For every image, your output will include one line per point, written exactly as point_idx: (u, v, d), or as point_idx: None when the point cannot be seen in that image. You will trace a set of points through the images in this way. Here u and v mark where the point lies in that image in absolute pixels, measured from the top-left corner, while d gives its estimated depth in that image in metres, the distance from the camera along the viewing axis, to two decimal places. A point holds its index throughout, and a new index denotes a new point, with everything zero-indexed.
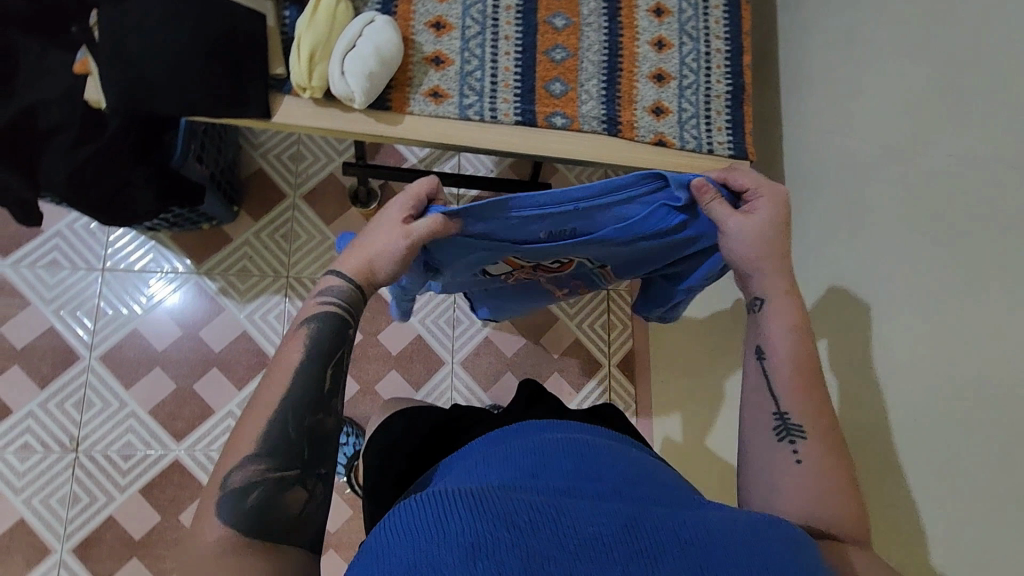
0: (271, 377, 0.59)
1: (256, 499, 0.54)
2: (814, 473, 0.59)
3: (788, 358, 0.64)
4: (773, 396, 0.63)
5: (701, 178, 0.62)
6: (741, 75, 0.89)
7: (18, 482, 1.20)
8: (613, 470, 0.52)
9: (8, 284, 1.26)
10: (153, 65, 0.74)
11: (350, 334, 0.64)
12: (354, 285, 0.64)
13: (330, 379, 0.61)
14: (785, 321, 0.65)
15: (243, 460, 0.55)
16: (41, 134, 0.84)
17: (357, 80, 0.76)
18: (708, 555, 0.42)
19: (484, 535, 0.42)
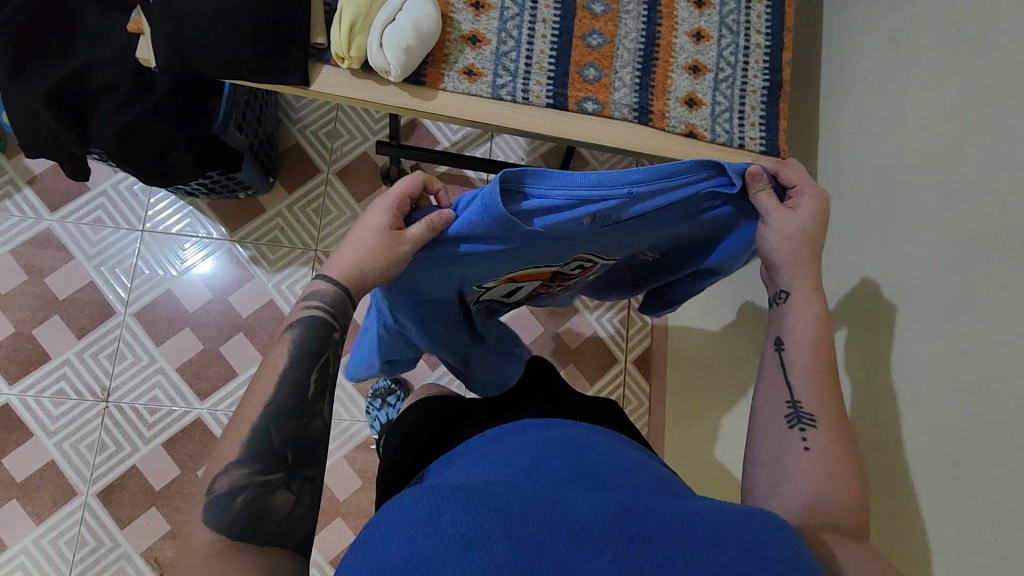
0: (258, 385, 0.60)
1: (243, 502, 0.54)
2: (823, 460, 0.60)
3: (808, 346, 0.65)
4: (789, 386, 0.64)
5: (756, 166, 0.61)
6: (779, 71, 0.88)
7: (52, 425, 1.26)
8: (606, 470, 0.53)
9: (54, 237, 1.33)
10: (200, 28, 0.77)
11: (335, 338, 0.64)
12: (338, 290, 0.64)
13: (314, 384, 0.61)
14: (806, 313, 0.66)
15: (227, 466, 0.55)
16: (93, 92, 0.88)
17: (394, 53, 0.78)
18: (697, 541, 0.43)
19: (477, 526, 0.41)
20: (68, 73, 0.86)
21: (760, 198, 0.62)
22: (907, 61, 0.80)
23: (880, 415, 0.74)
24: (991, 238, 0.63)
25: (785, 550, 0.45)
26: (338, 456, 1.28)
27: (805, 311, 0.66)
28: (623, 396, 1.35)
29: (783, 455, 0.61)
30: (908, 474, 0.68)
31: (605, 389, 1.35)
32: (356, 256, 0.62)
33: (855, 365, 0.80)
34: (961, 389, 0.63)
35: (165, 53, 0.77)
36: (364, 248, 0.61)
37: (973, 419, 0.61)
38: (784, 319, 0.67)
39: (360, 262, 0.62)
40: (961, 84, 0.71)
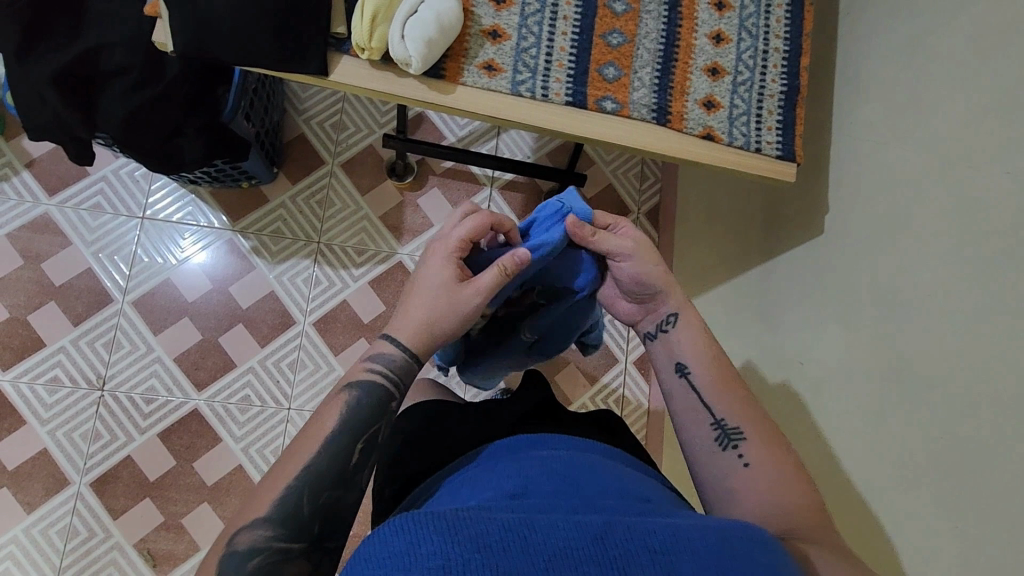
0: (304, 442, 0.61)
1: (258, 565, 0.56)
2: (764, 471, 0.63)
3: (709, 362, 0.70)
4: (707, 408, 0.67)
5: (575, 218, 0.68)
6: (798, 76, 0.88)
7: (45, 413, 1.24)
8: (593, 488, 0.55)
9: (52, 223, 1.31)
10: (219, 15, 0.76)
11: (391, 407, 0.66)
12: (401, 350, 0.66)
13: (359, 455, 0.62)
14: (697, 324, 0.72)
15: (253, 523, 0.57)
16: (102, 75, 0.87)
17: (416, 45, 0.77)
18: (677, 559, 0.44)
19: (455, 558, 0.42)
20: (77, 57, 0.85)
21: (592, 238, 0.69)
22: (922, 70, 0.81)
23: (888, 421, 0.74)
24: (1008, 247, 0.63)
25: (767, 564, 0.48)
26: None
27: (695, 324, 0.72)
28: (623, 398, 1.35)
29: (724, 476, 0.64)
30: (916, 478, 0.69)
31: (604, 389, 1.35)
32: (421, 302, 0.66)
33: (862, 371, 0.80)
34: (976, 397, 0.63)
35: (181, 38, 0.76)
36: (426, 290, 0.66)
37: (986, 424, 0.62)
38: (679, 342, 0.72)
39: (428, 318, 0.66)
40: (982, 92, 0.71)
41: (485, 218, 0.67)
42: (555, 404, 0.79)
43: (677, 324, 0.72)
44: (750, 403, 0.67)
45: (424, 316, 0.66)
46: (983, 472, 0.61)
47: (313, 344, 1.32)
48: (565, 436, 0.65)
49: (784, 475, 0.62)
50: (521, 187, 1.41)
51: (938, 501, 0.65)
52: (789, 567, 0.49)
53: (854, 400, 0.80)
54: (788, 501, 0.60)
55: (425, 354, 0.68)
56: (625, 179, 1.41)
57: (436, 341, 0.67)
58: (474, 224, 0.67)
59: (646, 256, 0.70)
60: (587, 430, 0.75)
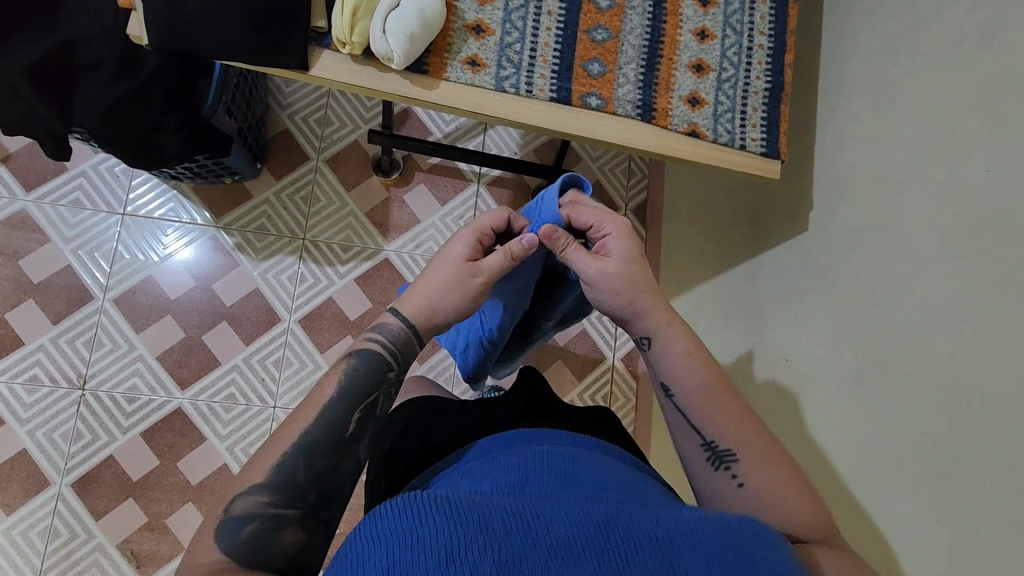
0: (300, 411, 0.61)
1: (252, 531, 0.55)
2: (757, 491, 0.62)
3: (692, 387, 0.67)
4: (697, 430, 0.66)
5: (550, 227, 0.69)
6: (782, 73, 0.88)
7: (25, 413, 1.22)
8: (593, 482, 0.54)
9: (29, 219, 1.28)
10: (197, 9, 0.75)
11: (389, 378, 0.65)
12: (405, 326, 0.67)
13: (355, 424, 0.61)
14: (683, 345, 0.69)
15: (247, 489, 0.56)
16: (79, 69, 0.85)
17: (397, 39, 0.76)
18: (679, 550, 0.44)
19: (457, 540, 0.42)
20: (53, 48, 0.83)
21: (568, 248, 0.70)
22: (905, 69, 0.81)
23: (875, 414, 0.75)
24: (994, 241, 0.64)
25: (772, 557, 0.47)
26: None
27: (678, 346, 0.69)
28: (611, 394, 1.36)
29: (719, 495, 0.64)
30: (903, 471, 0.69)
31: (592, 386, 1.35)
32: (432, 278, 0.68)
33: (847, 366, 0.81)
34: (963, 389, 0.64)
35: (158, 31, 0.74)
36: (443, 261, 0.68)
37: (972, 419, 0.62)
38: (663, 363, 0.69)
39: (436, 294, 0.67)
40: (967, 87, 0.71)
41: (503, 211, 0.73)
42: (553, 399, 0.79)
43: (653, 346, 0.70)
44: (745, 412, 0.66)
45: (431, 288, 0.68)
46: (970, 462, 0.62)
47: (298, 342, 1.30)
48: (566, 433, 0.64)
49: (782, 491, 0.62)
50: (507, 184, 1.40)
51: (927, 493, 0.66)
52: (790, 559, 0.49)
53: (839, 396, 0.81)
54: (780, 517, 0.61)
55: (425, 334, 0.68)
56: (611, 175, 1.41)
57: (434, 316, 0.68)
58: (494, 215, 0.72)
59: (618, 278, 0.69)
60: (584, 428, 0.75)
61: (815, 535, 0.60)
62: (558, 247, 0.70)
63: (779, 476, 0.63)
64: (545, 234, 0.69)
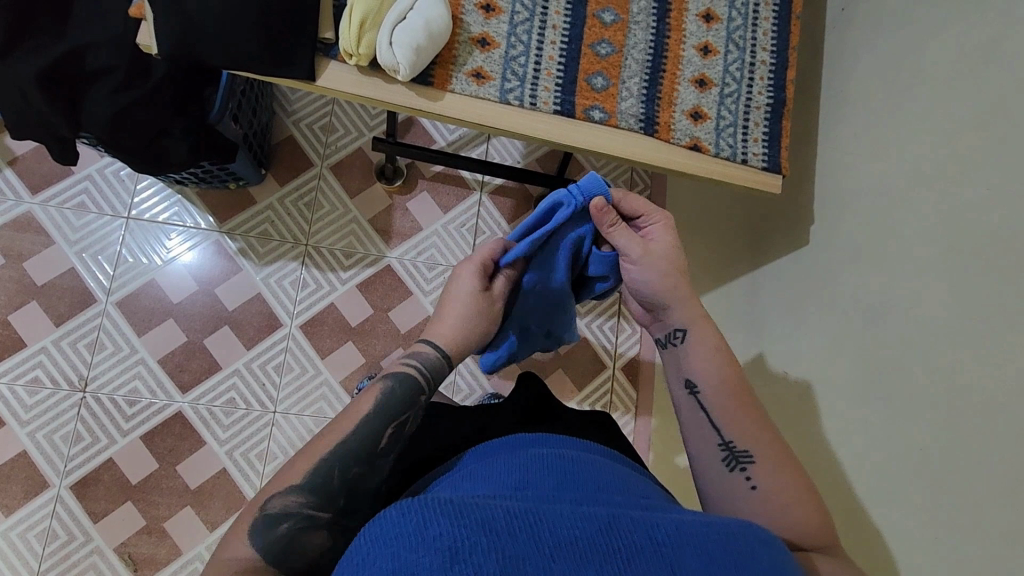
0: (337, 426, 0.61)
1: (285, 531, 0.56)
2: (765, 497, 0.62)
3: (717, 383, 0.68)
4: (716, 429, 0.66)
5: (601, 199, 0.67)
6: (784, 89, 0.89)
7: (25, 414, 1.22)
8: (595, 485, 0.54)
9: (34, 221, 1.29)
10: (206, 19, 0.76)
11: (421, 400, 0.66)
12: (439, 351, 0.68)
13: (387, 442, 0.62)
14: (710, 342, 0.70)
15: (284, 489, 0.57)
16: (88, 76, 0.86)
17: (404, 51, 0.77)
18: (682, 554, 0.44)
19: (461, 540, 0.42)
20: (63, 55, 0.84)
21: (614, 226, 0.68)
22: (905, 87, 0.82)
23: (876, 428, 0.75)
24: (995, 255, 0.64)
25: (773, 562, 0.47)
26: None
27: (704, 343, 0.70)
28: (610, 404, 1.36)
29: (731, 497, 0.64)
30: (903, 483, 0.69)
31: (591, 395, 1.35)
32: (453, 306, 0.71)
33: (846, 380, 0.81)
34: (964, 402, 0.64)
35: (168, 40, 0.76)
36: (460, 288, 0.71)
37: (970, 436, 0.62)
38: (690, 358, 0.70)
39: (462, 319, 0.70)
40: (968, 103, 0.72)
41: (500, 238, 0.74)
42: (550, 400, 0.80)
43: (686, 339, 0.71)
44: (744, 423, 0.66)
45: (460, 315, 0.70)
46: (969, 475, 0.62)
47: (299, 346, 1.31)
48: (569, 437, 0.65)
49: (788, 502, 0.61)
50: (510, 193, 1.41)
51: (927, 505, 0.66)
52: (790, 564, 0.49)
53: (837, 410, 0.81)
54: (788, 523, 0.60)
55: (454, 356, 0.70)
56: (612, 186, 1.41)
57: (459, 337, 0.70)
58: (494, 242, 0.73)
59: (655, 258, 0.69)
60: (583, 432, 0.75)
61: (816, 546, 0.59)
62: (603, 222, 0.68)
63: (784, 481, 0.62)
64: (596, 206, 0.67)
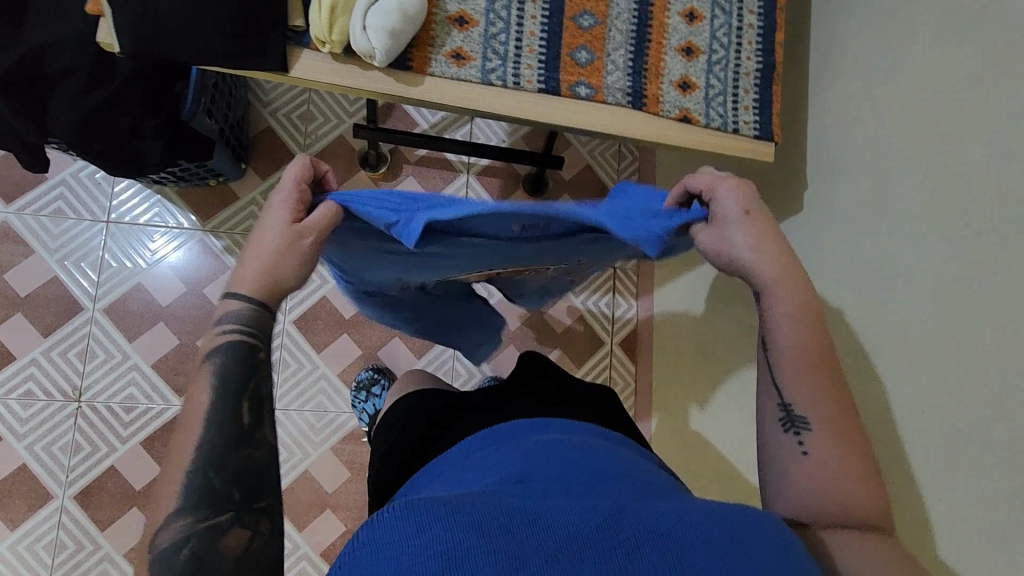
0: (185, 424, 0.56)
1: (189, 552, 0.51)
2: (818, 466, 0.58)
3: (791, 348, 0.62)
4: (777, 389, 0.62)
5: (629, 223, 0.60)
6: (773, 53, 0.87)
7: (22, 428, 1.21)
8: (597, 472, 0.52)
9: (10, 231, 1.25)
10: (172, 13, 0.72)
11: (260, 357, 0.61)
12: (253, 306, 0.60)
13: (249, 415, 0.57)
14: (786, 303, 0.62)
15: (168, 516, 0.52)
16: (50, 78, 0.82)
17: (379, 36, 0.74)
18: (684, 547, 0.42)
19: (458, 545, 0.40)
20: (22, 57, 0.80)
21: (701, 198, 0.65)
22: (897, 47, 0.81)
23: (887, 390, 0.75)
24: (995, 216, 0.64)
25: (777, 549, 0.45)
26: (326, 449, 1.26)
27: (784, 307, 0.62)
28: (610, 378, 1.36)
29: (781, 458, 0.60)
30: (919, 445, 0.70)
31: (592, 371, 1.35)
32: (261, 258, 0.59)
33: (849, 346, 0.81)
34: (975, 365, 0.64)
35: (133, 37, 0.72)
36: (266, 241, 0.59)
37: (981, 397, 0.64)
38: (766, 316, 0.63)
39: (271, 269, 0.60)
40: (967, 58, 0.71)
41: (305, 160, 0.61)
42: (556, 390, 0.77)
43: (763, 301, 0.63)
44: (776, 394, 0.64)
45: (263, 263, 0.60)
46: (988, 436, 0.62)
47: (294, 342, 1.29)
48: (573, 423, 0.64)
49: (842, 473, 0.57)
50: (498, 173, 1.38)
51: (946, 467, 0.67)
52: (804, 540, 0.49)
53: (840, 374, 0.82)
54: (835, 497, 0.56)
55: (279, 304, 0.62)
56: (601, 159, 1.39)
57: (278, 284, 0.61)
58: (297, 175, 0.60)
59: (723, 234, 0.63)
60: (591, 412, 0.74)
61: None
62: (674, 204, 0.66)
63: (839, 452, 0.58)
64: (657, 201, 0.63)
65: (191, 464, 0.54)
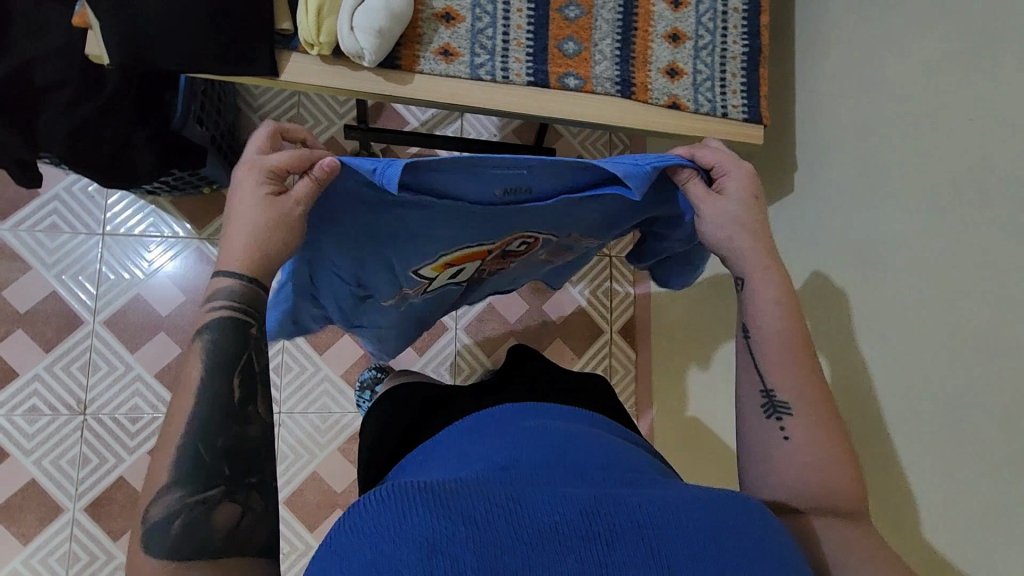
0: (175, 400, 0.54)
1: (181, 526, 0.49)
2: (802, 451, 0.59)
3: (774, 334, 0.63)
4: (759, 375, 0.63)
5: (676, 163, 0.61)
6: (758, 36, 0.87)
7: (28, 443, 1.21)
8: (585, 457, 0.52)
9: (7, 248, 1.25)
10: (158, 22, 0.73)
11: (253, 333, 0.58)
12: (243, 280, 0.58)
13: (240, 389, 0.55)
14: (769, 292, 0.64)
15: (158, 490, 0.50)
16: (38, 91, 0.82)
17: (367, 37, 0.74)
18: (663, 536, 0.42)
19: (440, 533, 0.40)
20: (10, 72, 0.79)
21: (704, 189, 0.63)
22: (881, 24, 0.81)
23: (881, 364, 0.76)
24: (981, 188, 0.65)
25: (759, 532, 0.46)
26: (333, 449, 1.27)
27: (767, 293, 0.63)
28: (611, 366, 1.37)
29: (764, 445, 0.61)
30: (913, 417, 0.71)
31: (592, 360, 1.36)
32: (244, 231, 0.57)
33: (845, 323, 0.82)
34: (966, 335, 0.65)
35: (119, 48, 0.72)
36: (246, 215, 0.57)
37: (970, 366, 0.65)
38: (748, 303, 0.65)
39: (256, 240, 0.57)
40: (949, 32, 0.71)
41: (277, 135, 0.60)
42: (548, 379, 0.78)
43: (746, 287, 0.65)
44: None
45: (248, 234, 0.57)
46: (979, 403, 0.63)
47: (296, 345, 1.30)
48: (563, 408, 0.64)
49: (824, 456, 0.58)
50: None
51: (937, 437, 0.68)
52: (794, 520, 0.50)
53: (837, 351, 0.83)
54: (821, 482, 0.57)
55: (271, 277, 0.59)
56: (592, 149, 1.40)
57: (265, 255, 0.57)
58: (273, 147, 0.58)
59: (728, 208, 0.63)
60: (581, 398, 0.76)
61: None
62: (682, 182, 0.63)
63: (821, 437, 0.59)
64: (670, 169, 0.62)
65: (182, 439, 0.52)
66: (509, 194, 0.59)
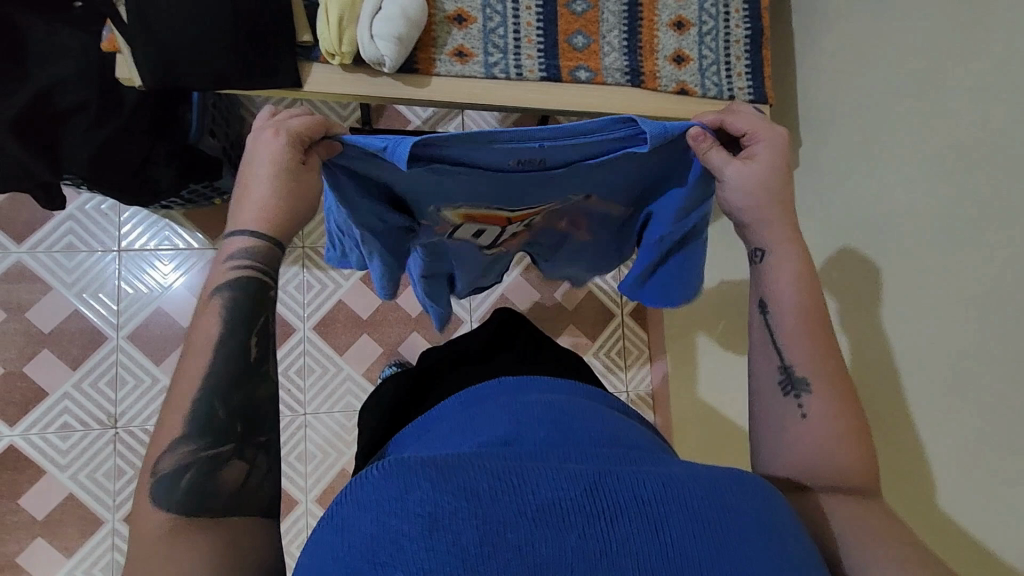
0: (189, 358, 0.54)
1: (190, 480, 0.50)
2: (819, 423, 0.60)
3: (793, 309, 0.64)
4: (777, 350, 0.64)
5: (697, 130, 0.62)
6: (759, 18, 0.89)
7: (63, 459, 1.24)
8: (587, 434, 0.51)
9: (27, 270, 1.27)
10: (179, 43, 0.74)
11: (270, 294, 0.59)
12: (257, 242, 0.58)
13: (257, 350, 0.56)
14: (789, 268, 0.65)
15: (170, 443, 0.51)
16: (58, 114, 0.84)
17: (387, 43, 0.77)
18: (666, 514, 0.40)
19: (442, 507, 0.38)
20: (32, 98, 0.82)
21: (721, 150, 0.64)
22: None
23: (893, 328, 0.79)
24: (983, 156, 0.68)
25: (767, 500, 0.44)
26: None
27: (788, 270, 0.65)
28: (624, 348, 1.41)
29: (780, 418, 0.62)
30: (926, 377, 0.74)
31: (606, 343, 1.40)
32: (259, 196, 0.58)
33: (857, 292, 0.85)
34: (975, 297, 0.68)
35: (142, 69, 0.74)
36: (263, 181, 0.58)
37: (979, 326, 0.68)
38: (767, 278, 0.66)
39: (273, 206, 0.58)
40: (945, 6, 0.74)
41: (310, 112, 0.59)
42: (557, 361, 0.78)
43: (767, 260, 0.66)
44: None
45: (265, 199, 0.58)
46: (988, 361, 0.67)
47: (317, 348, 1.33)
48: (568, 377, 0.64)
49: (841, 428, 0.59)
50: None
51: (948, 395, 0.72)
52: None
53: (849, 318, 0.86)
54: (834, 454, 0.58)
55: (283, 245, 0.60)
56: None
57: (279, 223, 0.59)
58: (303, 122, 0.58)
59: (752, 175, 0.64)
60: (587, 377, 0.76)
61: None
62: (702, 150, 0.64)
63: (835, 409, 0.60)
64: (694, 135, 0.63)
65: (198, 394, 0.52)
66: (523, 166, 0.61)
